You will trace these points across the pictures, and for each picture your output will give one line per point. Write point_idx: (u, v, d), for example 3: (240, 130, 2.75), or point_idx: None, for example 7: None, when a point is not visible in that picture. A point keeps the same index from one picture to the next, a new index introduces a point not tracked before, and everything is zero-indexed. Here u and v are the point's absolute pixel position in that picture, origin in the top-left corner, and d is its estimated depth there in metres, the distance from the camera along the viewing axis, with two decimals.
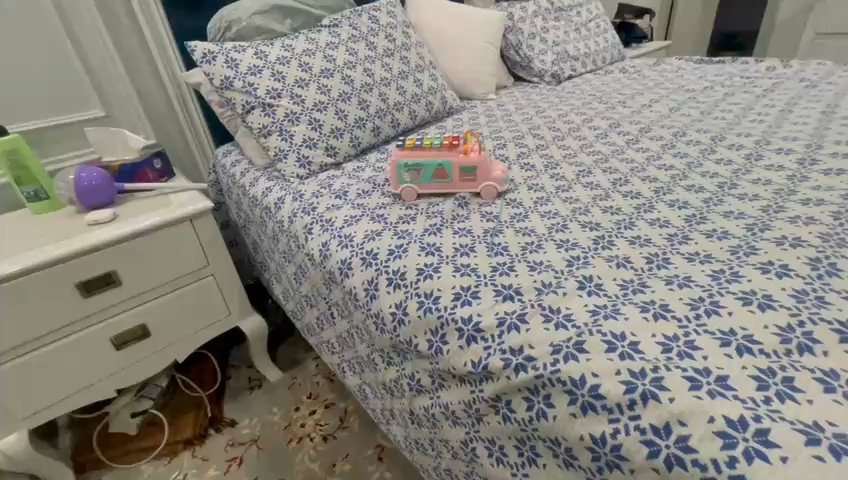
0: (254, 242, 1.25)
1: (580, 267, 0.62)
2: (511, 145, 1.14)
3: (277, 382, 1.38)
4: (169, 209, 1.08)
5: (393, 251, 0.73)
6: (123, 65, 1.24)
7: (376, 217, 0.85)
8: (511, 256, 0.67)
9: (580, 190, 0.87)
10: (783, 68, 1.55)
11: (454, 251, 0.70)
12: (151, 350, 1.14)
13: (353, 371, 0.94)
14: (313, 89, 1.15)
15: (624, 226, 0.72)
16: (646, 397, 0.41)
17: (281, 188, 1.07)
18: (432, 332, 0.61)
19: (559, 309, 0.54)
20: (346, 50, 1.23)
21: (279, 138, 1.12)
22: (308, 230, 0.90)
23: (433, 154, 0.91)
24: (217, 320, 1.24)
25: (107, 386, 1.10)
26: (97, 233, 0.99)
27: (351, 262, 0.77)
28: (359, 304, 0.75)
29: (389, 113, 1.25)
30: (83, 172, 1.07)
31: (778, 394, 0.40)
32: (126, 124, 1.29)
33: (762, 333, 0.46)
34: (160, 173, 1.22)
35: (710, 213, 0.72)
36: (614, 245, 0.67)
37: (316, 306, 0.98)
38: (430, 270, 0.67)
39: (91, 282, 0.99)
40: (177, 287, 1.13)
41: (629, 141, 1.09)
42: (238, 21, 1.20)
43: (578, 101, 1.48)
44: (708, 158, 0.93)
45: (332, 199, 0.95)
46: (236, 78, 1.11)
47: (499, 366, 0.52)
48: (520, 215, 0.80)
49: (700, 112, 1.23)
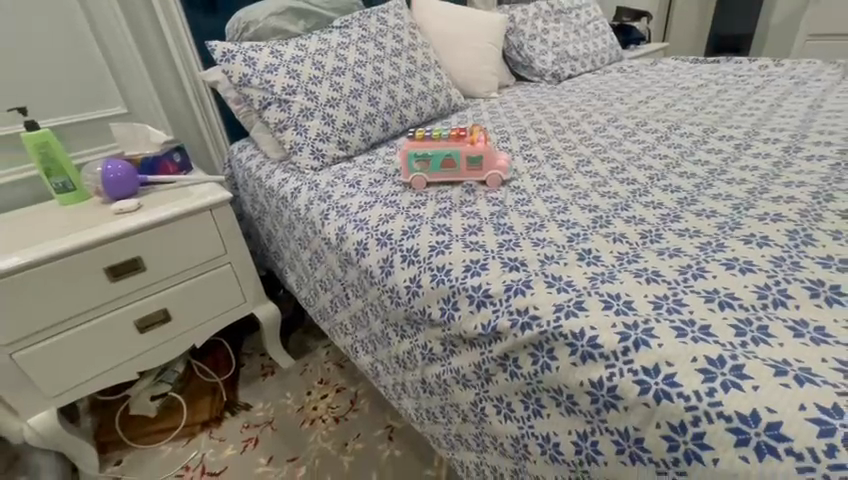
0: (269, 233, 1.31)
1: (580, 242, 0.68)
2: (514, 138, 1.20)
3: (289, 369, 1.44)
4: (191, 200, 1.14)
5: (407, 231, 0.79)
6: (144, 64, 1.31)
7: (389, 203, 0.91)
8: (516, 234, 0.73)
9: (580, 178, 0.93)
10: (774, 67, 1.61)
11: (463, 230, 0.76)
12: (172, 334, 1.20)
13: (365, 351, 0.99)
14: (326, 86, 1.21)
15: (621, 208, 0.78)
16: (638, 344, 0.47)
17: (296, 179, 1.13)
18: (445, 301, 0.66)
19: (561, 277, 0.60)
20: (356, 50, 1.29)
21: (295, 132, 1.18)
22: (325, 216, 0.95)
23: (441, 144, 0.96)
24: (234, 306, 1.30)
25: (130, 367, 1.16)
26: (124, 221, 1.05)
27: (367, 243, 0.83)
28: (374, 281, 0.80)
29: (398, 109, 1.31)
30: (110, 166, 1.13)
31: (754, 339, 0.45)
32: (146, 120, 1.36)
33: (742, 292, 0.52)
34: (180, 166, 1.29)
35: (700, 195, 0.78)
36: (611, 223, 0.73)
37: (330, 289, 1.04)
38: (442, 247, 0.72)
39: (117, 267, 1.05)
40: (196, 274, 1.19)
41: (626, 134, 1.14)
42: (256, 22, 1.26)
43: (578, 99, 1.54)
44: (700, 148, 0.99)
45: (346, 188, 1.01)
46: (254, 76, 1.17)
47: (507, 326, 0.57)
48: (524, 199, 0.86)
49: (694, 107, 1.29)
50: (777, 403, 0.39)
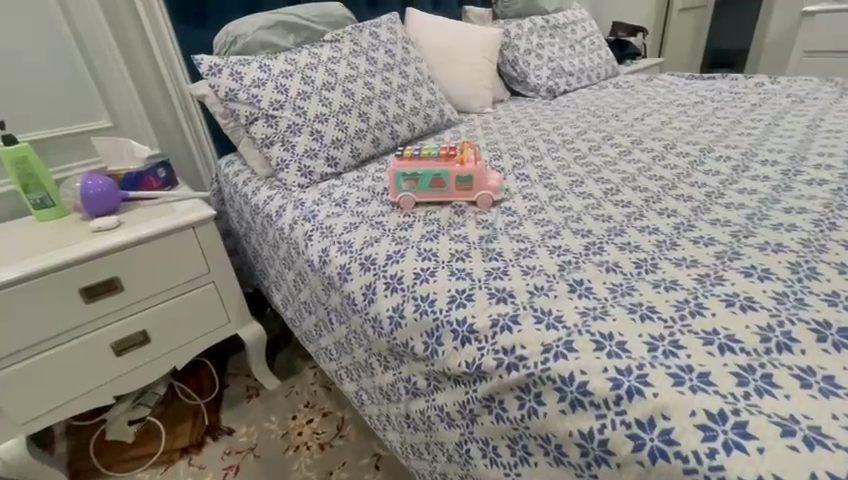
0: (255, 250, 1.27)
1: (571, 272, 0.64)
2: (507, 156, 1.17)
3: (274, 391, 1.38)
4: (173, 217, 1.10)
5: (391, 256, 0.75)
6: (131, 78, 1.29)
7: (375, 225, 0.87)
8: (505, 261, 0.69)
9: (573, 199, 0.90)
10: (771, 84, 1.60)
11: (450, 256, 0.72)
12: (152, 356, 1.15)
13: (350, 378, 0.95)
14: (315, 101, 1.18)
15: (615, 233, 0.74)
16: (631, 393, 0.43)
17: (282, 196, 1.10)
18: (428, 334, 0.62)
19: (550, 311, 0.56)
20: (347, 65, 1.27)
21: (282, 148, 1.15)
22: (309, 237, 0.92)
23: (431, 164, 0.93)
24: (218, 327, 1.25)
25: (105, 392, 1.11)
26: (101, 239, 1.02)
27: (350, 267, 0.79)
28: (356, 308, 0.76)
29: (389, 125, 1.29)
30: (90, 181, 1.09)
31: (757, 389, 0.41)
32: (132, 134, 1.33)
33: (743, 333, 0.48)
34: (164, 182, 1.25)
35: (698, 220, 0.75)
36: (604, 250, 0.69)
37: (315, 312, 1.00)
38: (427, 275, 0.68)
39: (94, 287, 1.01)
40: (178, 294, 1.14)
41: (622, 153, 1.12)
42: (244, 36, 1.24)
43: (573, 115, 1.52)
44: (696, 169, 0.96)
45: (333, 207, 0.98)
46: (241, 90, 1.15)
47: (492, 365, 0.54)
48: (515, 222, 0.83)
49: (690, 125, 1.27)
50: (784, 470, 0.35)
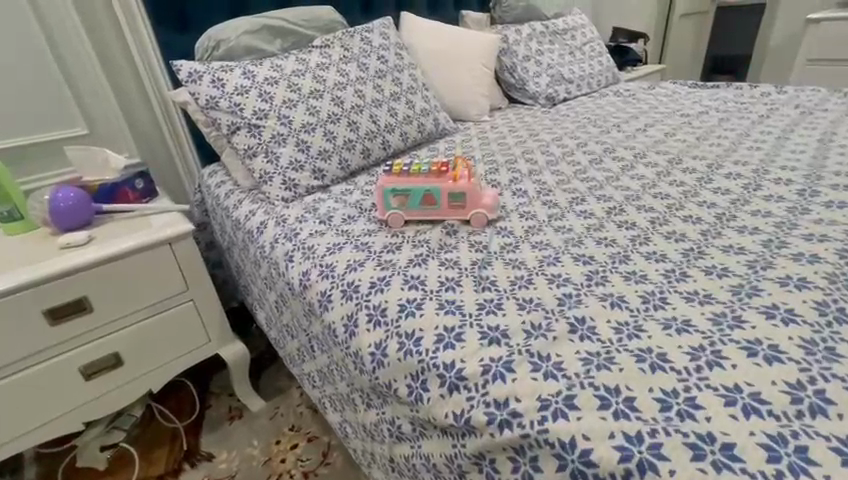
0: (238, 265, 1.21)
1: (572, 307, 0.58)
2: (503, 169, 1.11)
3: (258, 412, 1.31)
4: (148, 232, 1.04)
5: (376, 284, 0.69)
6: (109, 83, 1.23)
7: (360, 246, 0.81)
8: (499, 292, 0.63)
9: (573, 220, 0.84)
10: (777, 94, 1.55)
11: (439, 285, 0.66)
12: (124, 379, 1.08)
13: (334, 408, 0.88)
14: (301, 110, 1.12)
15: (619, 260, 0.69)
16: (642, 467, 0.38)
17: (264, 211, 1.04)
18: (412, 377, 0.56)
19: (549, 357, 0.50)
20: (337, 71, 1.21)
21: (265, 159, 1.09)
22: (289, 258, 0.85)
23: (421, 180, 0.87)
24: (196, 347, 1.18)
25: (74, 418, 1.04)
26: (69, 257, 0.95)
27: (331, 294, 0.73)
28: (337, 340, 0.70)
29: (380, 135, 1.23)
30: (61, 192, 1.03)
31: (791, 467, 0.36)
32: (109, 142, 1.26)
33: (769, 390, 0.42)
34: (141, 193, 1.19)
35: (709, 246, 0.69)
36: (608, 281, 0.64)
37: (297, 337, 0.93)
38: (413, 307, 0.62)
39: (59, 308, 0.95)
40: (153, 313, 1.08)
41: (624, 167, 1.06)
42: (227, 40, 1.18)
43: (573, 124, 1.46)
44: (705, 187, 0.90)
45: (316, 225, 0.91)
46: (222, 98, 1.09)
47: (482, 421, 0.47)
48: (511, 245, 0.77)
49: (696, 137, 1.22)
50: None
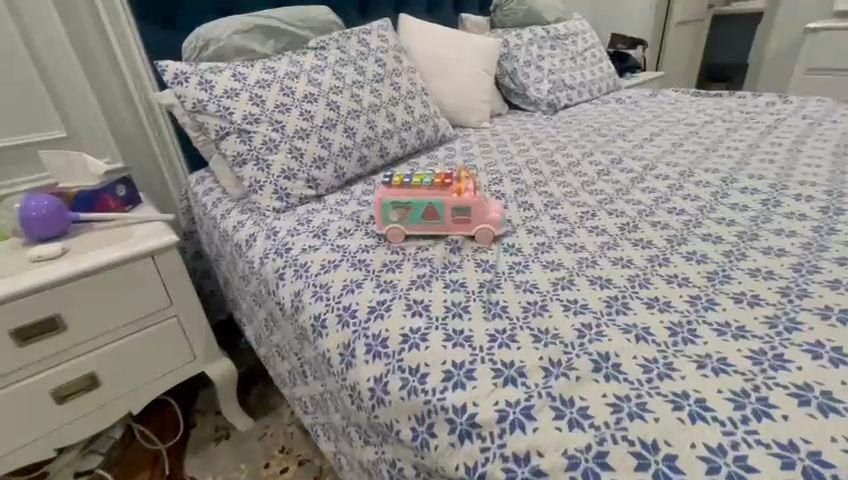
0: (225, 278, 1.14)
1: (594, 340, 0.53)
2: (507, 180, 1.06)
3: (246, 432, 1.23)
4: (129, 244, 0.97)
5: (374, 308, 0.63)
6: (89, 83, 1.15)
7: (357, 263, 0.75)
8: (511, 320, 0.58)
9: (585, 236, 0.79)
10: (782, 104, 1.52)
11: (444, 312, 0.60)
12: (101, 401, 1.01)
13: (327, 436, 0.82)
14: (294, 114, 1.06)
15: (639, 285, 0.64)
16: None
17: (254, 222, 0.97)
18: (417, 419, 0.50)
19: (573, 403, 0.45)
20: (333, 75, 1.15)
21: (256, 167, 1.02)
22: (280, 276, 0.79)
23: (423, 192, 0.81)
24: (181, 365, 1.10)
25: (47, 444, 0.96)
26: (41, 271, 0.88)
27: (325, 319, 0.66)
28: (332, 371, 0.64)
29: (378, 141, 1.17)
30: (33, 201, 0.95)
31: None
32: (89, 145, 1.19)
33: (829, 449, 0.37)
34: (123, 201, 1.11)
35: (734, 270, 0.65)
36: (629, 309, 0.59)
37: (288, 359, 0.87)
38: (416, 338, 0.56)
39: (29, 328, 0.87)
40: (134, 330, 1.00)
41: (633, 179, 1.01)
42: (217, 40, 1.12)
43: (577, 132, 1.42)
44: (721, 202, 0.86)
45: (309, 239, 0.85)
46: (210, 101, 1.03)
47: (501, 477, 0.42)
48: (520, 264, 0.72)
49: (705, 148, 1.18)
50: None
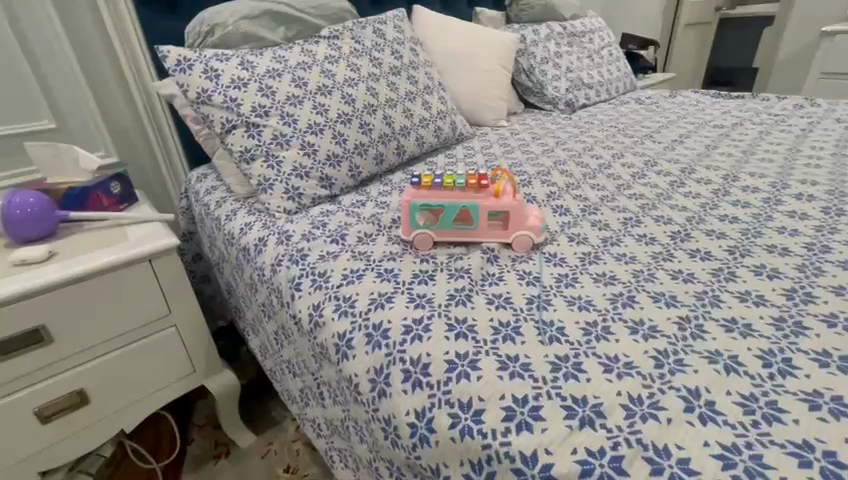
0: (228, 284, 1.05)
1: (675, 371, 0.46)
2: (537, 181, 0.98)
3: (248, 449, 1.15)
4: (124, 247, 0.88)
5: (410, 327, 0.55)
6: (82, 70, 1.06)
7: (384, 273, 0.66)
8: (573, 345, 0.50)
9: (633, 245, 0.72)
10: (811, 107, 1.46)
11: (493, 333, 0.53)
12: (87, 421, 0.91)
13: (344, 463, 0.74)
14: (308, 107, 0.98)
15: (708, 303, 0.57)
16: None
17: (263, 224, 0.88)
18: (474, 465, 0.43)
19: (671, 454, 0.38)
20: (347, 66, 1.07)
21: (265, 164, 0.94)
22: (295, 286, 0.71)
23: (457, 194, 0.73)
24: (177, 379, 1.01)
25: (30, 468, 0.87)
26: (25, 277, 0.79)
27: (351, 338, 0.58)
28: (360, 398, 0.56)
29: (395, 138, 1.08)
30: (18, 196, 0.85)
31: None
32: (82, 138, 1.10)
33: None
34: (117, 199, 1.02)
35: (815, 288, 0.58)
36: (705, 332, 0.51)
37: (300, 377, 0.78)
38: (465, 366, 0.48)
39: (9, 342, 0.78)
40: (128, 342, 0.92)
41: (673, 183, 0.94)
42: (223, 25, 1.03)
43: (601, 132, 1.35)
44: (776, 209, 0.79)
45: (327, 245, 0.76)
46: (216, 91, 0.94)
47: None
48: (567, 276, 0.64)
49: (742, 150, 1.11)
50: None
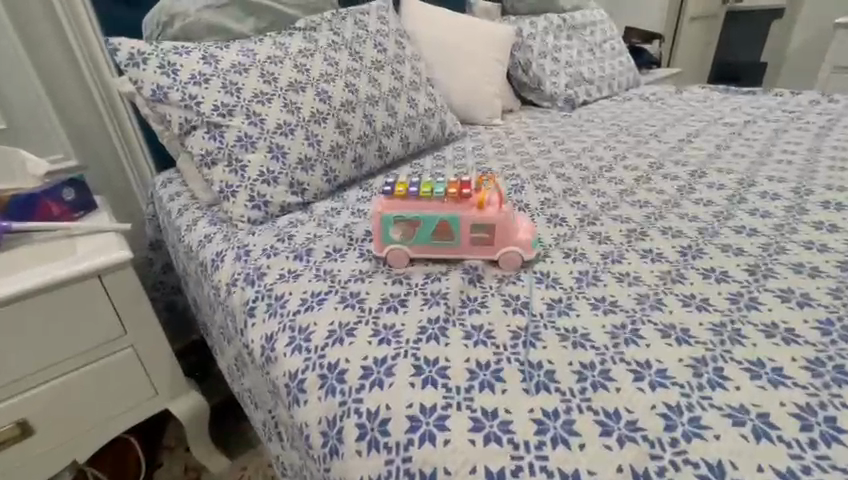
0: (194, 299, 0.96)
1: (690, 437, 0.37)
2: (531, 187, 0.89)
3: (220, 475, 1.06)
4: (68, 262, 0.79)
5: (371, 370, 0.46)
6: (33, 66, 0.97)
7: (347, 298, 0.57)
8: (565, 397, 0.41)
9: (637, 262, 0.62)
10: (828, 103, 1.36)
11: (469, 379, 0.44)
12: (33, 453, 0.83)
13: None
14: (277, 105, 0.88)
15: (729, 338, 0.47)
16: None
17: (224, 236, 0.79)
18: None
19: None
20: (323, 59, 0.97)
21: (228, 169, 0.85)
22: (250, 311, 0.62)
23: (434, 205, 0.63)
24: (137, 404, 0.92)
25: None
26: None
27: (303, 379, 0.49)
28: (312, 453, 0.47)
29: (375, 139, 0.99)
30: None
31: None
32: (34, 140, 1.00)
33: None
34: (70, 206, 0.92)
35: None
36: (727, 379, 0.42)
37: (260, 410, 0.69)
38: (431, 426, 0.40)
39: None
40: (78, 365, 0.83)
41: (682, 188, 0.84)
42: (184, 15, 0.94)
43: (602, 132, 1.25)
44: (800, 220, 0.70)
45: (288, 262, 0.67)
46: (173, 88, 0.85)
47: None
48: (560, 302, 0.54)
49: (756, 151, 1.02)
50: None
